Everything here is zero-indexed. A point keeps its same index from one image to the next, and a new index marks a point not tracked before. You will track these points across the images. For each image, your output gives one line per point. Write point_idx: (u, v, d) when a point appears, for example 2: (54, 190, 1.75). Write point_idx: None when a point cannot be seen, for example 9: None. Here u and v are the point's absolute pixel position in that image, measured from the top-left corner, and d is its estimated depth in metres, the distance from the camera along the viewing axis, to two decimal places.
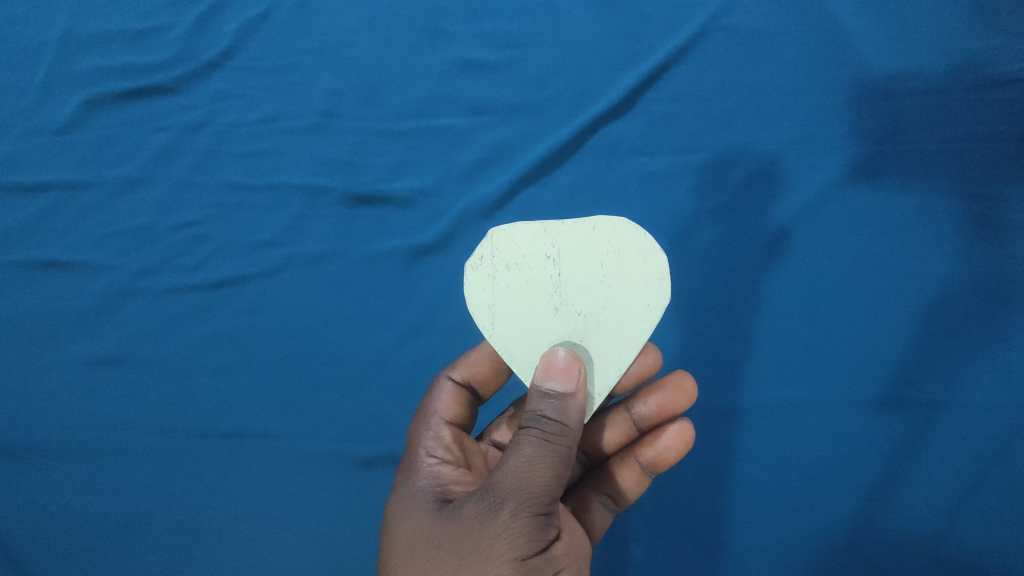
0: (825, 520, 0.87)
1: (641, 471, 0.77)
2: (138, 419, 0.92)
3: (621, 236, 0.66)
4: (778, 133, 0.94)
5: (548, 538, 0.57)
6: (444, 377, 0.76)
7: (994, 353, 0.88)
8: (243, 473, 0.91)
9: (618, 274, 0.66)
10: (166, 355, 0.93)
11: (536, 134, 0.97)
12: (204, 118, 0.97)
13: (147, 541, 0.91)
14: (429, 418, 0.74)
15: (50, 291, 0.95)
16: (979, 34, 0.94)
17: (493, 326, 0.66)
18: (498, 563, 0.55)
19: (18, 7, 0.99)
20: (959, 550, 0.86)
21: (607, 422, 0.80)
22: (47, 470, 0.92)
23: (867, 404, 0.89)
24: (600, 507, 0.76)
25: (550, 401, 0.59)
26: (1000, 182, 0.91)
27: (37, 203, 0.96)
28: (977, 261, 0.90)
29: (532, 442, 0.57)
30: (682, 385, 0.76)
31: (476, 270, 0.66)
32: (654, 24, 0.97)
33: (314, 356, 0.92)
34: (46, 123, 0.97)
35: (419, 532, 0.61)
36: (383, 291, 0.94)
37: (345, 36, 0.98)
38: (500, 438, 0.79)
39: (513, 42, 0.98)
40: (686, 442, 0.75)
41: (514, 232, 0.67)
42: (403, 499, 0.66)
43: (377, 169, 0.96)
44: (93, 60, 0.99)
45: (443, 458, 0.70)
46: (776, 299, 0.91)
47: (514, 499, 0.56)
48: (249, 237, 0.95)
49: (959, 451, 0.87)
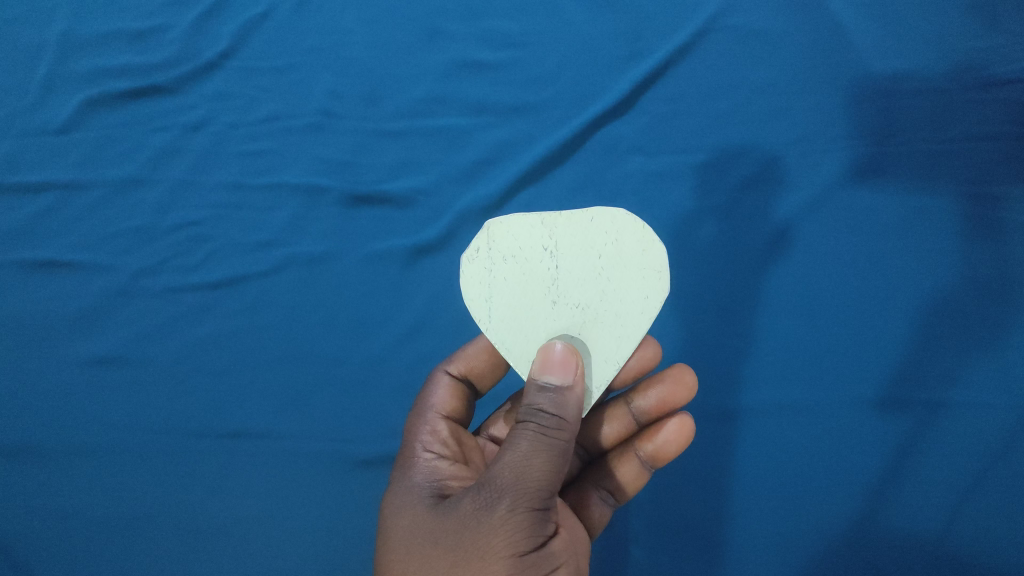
0: (829, 520, 0.86)
1: (639, 466, 0.75)
2: (136, 419, 0.92)
3: (620, 227, 0.65)
4: (777, 133, 0.94)
5: (546, 534, 0.56)
6: (441, 372, 0.76)
7: (997, 352, 0.88)
8: (245, 473, 0.90)
9: (616, 267, 0.65)
10: (165, 354, 0.93)
11: (536, 134, 0.97)
12: (205, 118, 0.98)
13: (146, 542, 0.90)
14: (426, 413, 0.73)
15: (51, 291, 0.95)
16: (977, 35, 0.94)
17: (490, 319, 0.66)
18: (495, 560, 0.54)
19: (19, 8, 0.99)
20: (960, 550, 0.85)
21: (606, 415, 0.79)
22: (46, 471, 0.91)
23: (870, 403, 0.88)
24: (599, 503, 0.76)
25: (547, 394, 0.58)
26: (1000, 182, 0.91)
27: (37, 202, 0.96)
28: (977, 261, 0.90)
29: (528, 436, 0.57)
30: (682, 379, 0.75)
31: (472, 263, 0.66)
32: (653, 24, 0.97)
33: (313, 355, 0.92)
34: (47, 123, 0.98)
35: (415, 528, 0.60)
36: (383, 291, 0.94)
37: (345, 36, 0.99)
38: (498, 433, 0.79)
39: (513, 43, 0.98)
40: (687, 437, 0.73)
41: (511, 224, 0.66)
42: (399, 495, 0.65)
43: (377, 169, 0.96)
44: (93, 60, 0.99)
45: (440, 454, 0.69)
46: (776, 299, 0.91)
47: (511, 495, 0.55)
48: (249, 237, 0.95)
49: (961, 451, 0.86)
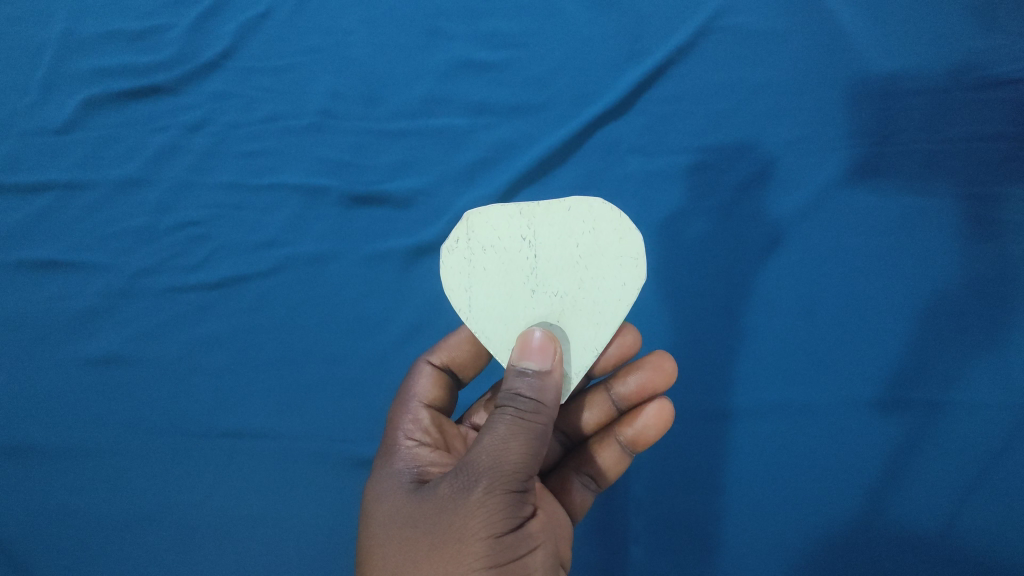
0: (826, 522, 0.85)
1: (620, 451, 0.76)
2: (136, 417, 0.94)
3: (597, 217, 0.66)
4: (776, 134, 0.94)
5: (524, 516, 0.57)
6: (423, 361, 0.77)
7: (996, 352, 0.87)
8: (244, 473, 0.92)
9: (594, 255, 0.66)
10: (164, 354, 0.95)
11: (533, 134, 0.98)
12: (204, 118, 1.00)
13: (144, 542, 0.92)
14: (408, 401, 0.74)
15: (52, 291, 0.97)
16: (977, 34, 0.93)
17: (470, 309, 0.66)
18: (472, 541, 0.54)
19: (19, 9, 1.03)
20: (958, 552, 0.84)
21: (587, 401, 0.79)
22: (44, 468, 0.93)
23: (869, 404, 0.87)
24: (581, 488, 0.76)
25: (525, 379, 0.59)
26: (998, 182, 0.90)
27: (38, 202, 0.99)
28: (974, 260, 0.89)
29: (506, 420, 0.57)
30: (661, 364, 0.76)
31: (452, 253, 0.67)
32: (651, 23, 0.98)
33: (313, 355, 0.93)
34: (48, 124, 1.01)
35: (394, 513, 0.61)
36: (383, 291, 0.95)
37: (345, 36, 1.01)
38: (479, 420, 0.79)
39: (510, 42, 0.99)
40: (667, 420, 0.74)
41: (490, 215, 0.67)
42: (380, 481, 0.66)
43: (376, 170, 0.98)
44: (93, 60, 1.02)
45: (422, 441, 0.70)
46: (774, 298, 0.91)
47: (488, 477, 0.56)
48: (249, 237, 0.97)
49: (959, 452, 0.85)
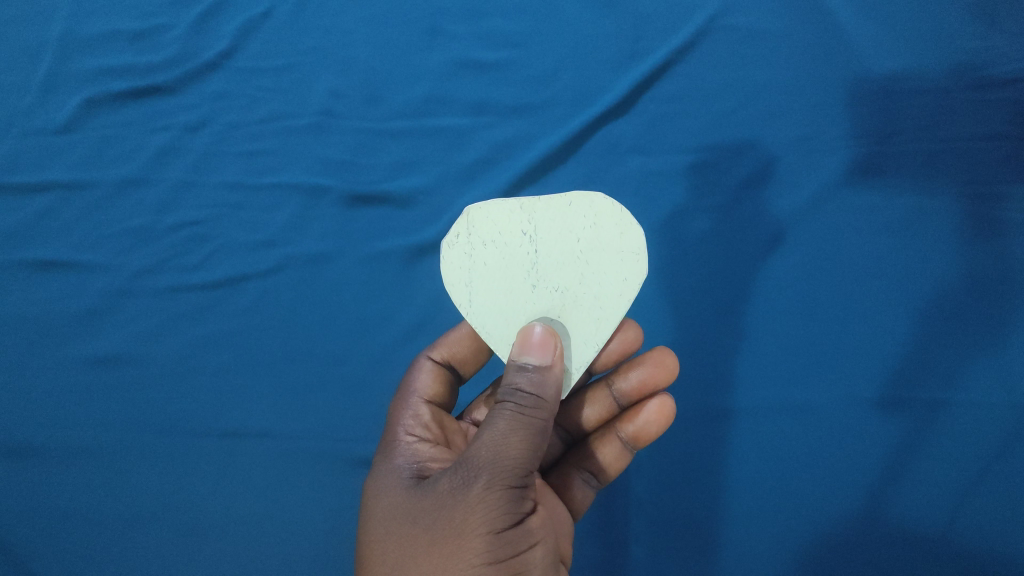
0: (827, 522, 0.85)
1: (621, 447, 0.76)
2: (136, 416, 0.93)
3: (598, 212, 0.66)
4: (776, 133, 0.94)
5: (524, 512, 0.57)
6: (423, 358, 0.76)
7: (996, 352, 0.86)
8: (243, 473, 0.91)
9: (595, 250, 0.66)
10: (164, 354, 0.95)
11: (533, 134, 0.98)
12: (205, 118, 1.01)
13: (143, 542, 0.91)
14: (409, 397, 0.74)
15: (52, 291, 0.97)
16: (978, 34, 0.94)
17: (470, 304, 0.66)
18: (471, 537, 0.54)
19: (20, 9, 1.03)
20: (959, 552, 0.83)
21: (588, 398, 0.79)
22: (42, 468, 0.93)
23: (870, 403, 0.87)
24: (582, 484, 0.76)
25: (526, 373, 0.59)
26: (999, 182, 0.90)
27: (38, 202, 0.99)
28: (975, 259, 0.89)
29: (506, 415, 0.57)
30: (662, 361, 0.75)
31: (452, 248, 0.67)
32: (651, 23, 0.98)
33: (313, 355, 0.93)
34: (48, 124, 1.01)
35: (394, 509, 0.61)
36: (383, 290, 0.95)
37: (346, 36, 1.01)
38: (479, 417, 0.79)
39: (510, 42, 1.00)
40: (668, 417, 0.74)
41: (490, 210, 0.67)
42: (380, 477, 0.65)
43: (376, 169, 0.98)
44: (93, 59, 1.03)
45: (422, 437, 0.70)
46: (774, 297, 0.90)
47: (487, 473, 0.56)
48: (249, 237, 0.97)
49: (959, 451, 0.85)
